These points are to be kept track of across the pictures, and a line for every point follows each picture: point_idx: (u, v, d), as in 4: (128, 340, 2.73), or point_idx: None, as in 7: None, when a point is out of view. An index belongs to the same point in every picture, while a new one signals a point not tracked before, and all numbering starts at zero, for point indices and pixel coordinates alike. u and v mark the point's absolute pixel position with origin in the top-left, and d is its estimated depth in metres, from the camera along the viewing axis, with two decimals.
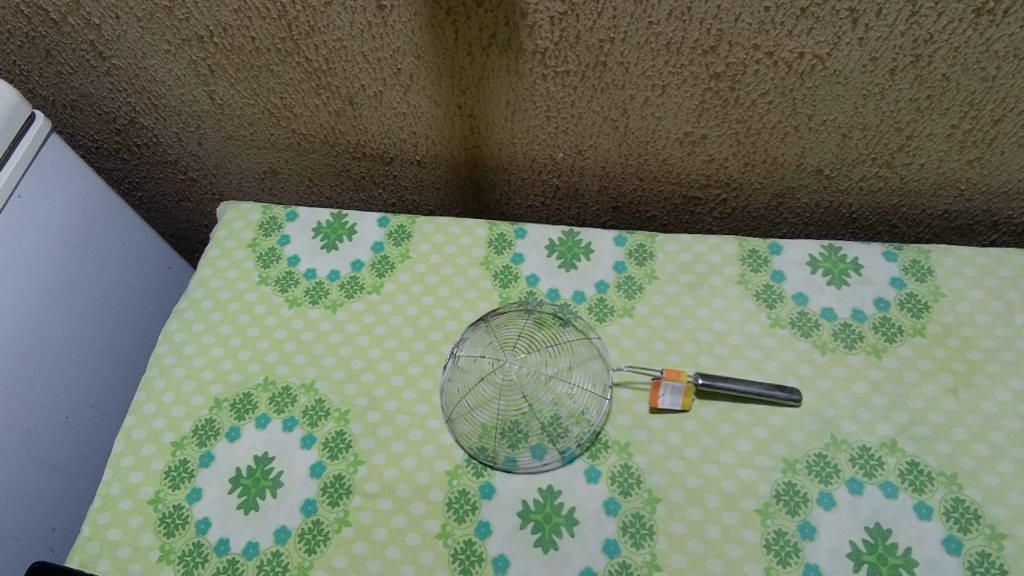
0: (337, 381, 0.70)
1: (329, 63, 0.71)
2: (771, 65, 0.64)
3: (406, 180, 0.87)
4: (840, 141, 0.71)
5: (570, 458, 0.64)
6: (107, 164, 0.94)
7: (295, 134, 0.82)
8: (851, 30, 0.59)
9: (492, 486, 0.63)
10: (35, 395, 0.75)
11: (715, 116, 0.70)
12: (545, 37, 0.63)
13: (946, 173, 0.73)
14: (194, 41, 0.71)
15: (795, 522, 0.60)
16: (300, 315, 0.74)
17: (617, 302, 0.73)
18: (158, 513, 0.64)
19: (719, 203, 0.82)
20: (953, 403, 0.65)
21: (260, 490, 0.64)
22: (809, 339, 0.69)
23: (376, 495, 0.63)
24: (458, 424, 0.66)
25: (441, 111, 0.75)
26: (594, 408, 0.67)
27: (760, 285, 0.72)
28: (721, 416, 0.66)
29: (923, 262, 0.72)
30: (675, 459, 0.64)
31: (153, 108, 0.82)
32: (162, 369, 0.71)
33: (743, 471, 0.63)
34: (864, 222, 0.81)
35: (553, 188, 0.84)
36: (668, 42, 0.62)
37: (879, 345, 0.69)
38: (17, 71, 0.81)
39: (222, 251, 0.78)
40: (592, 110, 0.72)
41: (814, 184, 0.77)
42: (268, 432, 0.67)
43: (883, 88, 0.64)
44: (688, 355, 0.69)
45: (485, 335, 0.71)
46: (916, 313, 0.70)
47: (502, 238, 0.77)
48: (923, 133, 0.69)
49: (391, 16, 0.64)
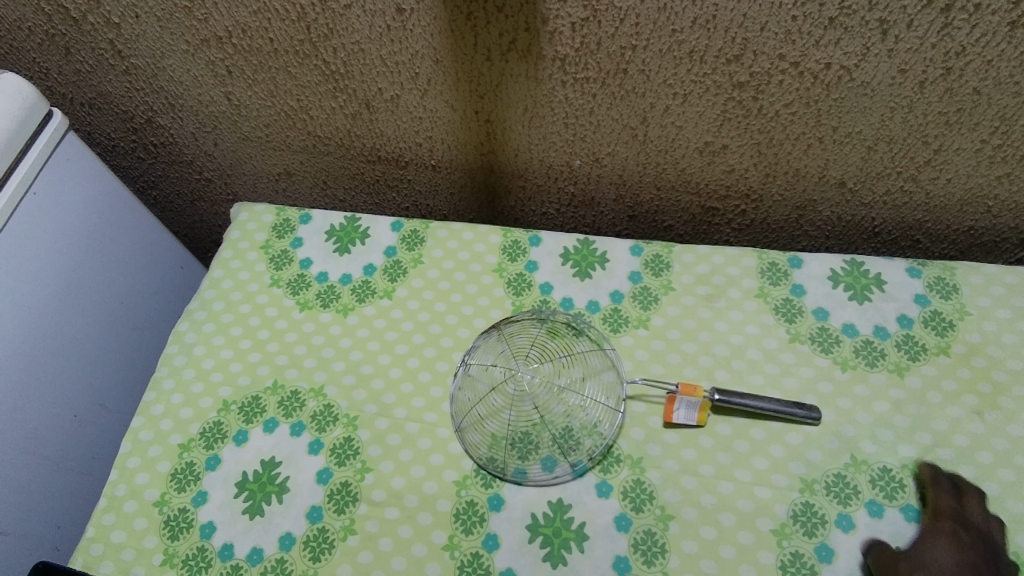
0: (347, 386, 0.69)
1: (347, 66, 0.70)
2: (796, 75, 0.62)
3: (420, 185, 0.87)
4: (865, 155, 0.70)
5: (580, 471, 0.63)
6: (124, 162, 0.95)
7: (310, 136, 0.82)
8: (880, 41, 0.57)
9: (501, 497, 0.62)
10: (45, 392, 0.75)
11: (737, 127, 0.69)
12: (566, 43, 0.62)
13: (974, 189, 0.71)
14: (213, 41, 0.71)
15: (812, 544, 0.59)
16: (311, 318, 0.73)
17: (632, 312, 0.71)
18: (163, 516, 0.63)
19: (737, 214, 0.81)
20: (978, 425, 0.63)
21: (266, 495, 0.63)
22: (829, 356, 0.68)
23: (383, 504, 0.62)
24: (468, 433, 0.65)
25: (457, 116, 0.74)
26: (607, 421, 0.65)
27: (779, 299, 0.71)
28: (737, 432, 0.64)
29: (948, 279, 0.70)
30: (689, 475, 0.62)
31: (170, 108, 0.82)
32: (171, 369, 0.71)
33: (759, 490, 0.61)
34: (887, 236, 0.79)
35: (569, 196, 0.83)
36: (691, 51, 0.61)
37: (901, 363, 0.67)
38: (37, 68, 0.81)
39: (234, 252, 0.78)
40: (611, 118, 0.70)
41: (836, 198, 0.76)
42: (275, 436, 0.66)
43: (911, 101, 0.63)
44: (704, 369, 0.68)
45: (497, 343, 0.70)
46: (941, 331, 0.68)
47: (516, 245, 0.76)
48: (951, 148, 0.67)
49: (410, 19, 0.63)
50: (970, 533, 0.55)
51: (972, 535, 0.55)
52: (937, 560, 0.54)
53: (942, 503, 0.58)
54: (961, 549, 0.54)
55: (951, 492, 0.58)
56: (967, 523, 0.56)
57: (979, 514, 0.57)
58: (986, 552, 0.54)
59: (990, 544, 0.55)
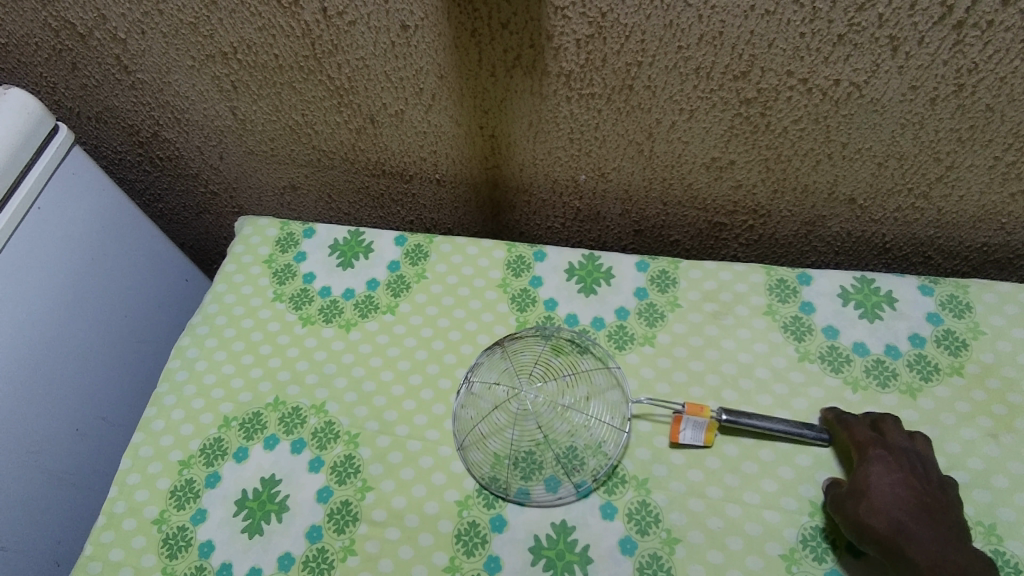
0: (348, 403, 0.68)
1: (351, 82, 0.70)
2: (804, 92, 0.61)
3: (424, 199, 0.86)
4: (875, 171, 0.69)
5: (585, 492, 0.61)
6: (130, 175, 0.95)
7: (315, 150, 0.81)
8: (891, 58, 0.57)
9: (503, 518, 0.61)
10: (48, 405, 0.75)
11: (745, 142, 0.68)
12: (571, 60, 0.62)
13: (987, 206, 0.70)
14: (218, 57, 0.71)
15: (822, 570, 0.57)
16: (314, 333, 0.73)
17: (638, 329, 0.70)
18: (162, 534, 0.62)
19: (745, 229, 0.80)
20: (992, 448, 0.61)
21: (266, 514, 0.62)
22: (839, 375, 0.66)
23: (383, 523, 0.61)
24: (470, 452, 0.64)
25: (461, 131, 0.74)
26: (612, 440, 0.64)
27: (787, 316, 0.70)
28: (745, 453, 0.63)
29: (961, 297, 0.68)
30: (695, 497, 0.61)
31: (176, 122, 0.82)
32: (173, 385, 0.70)
33: (768, 514, 0.60)
34: (898, 253, 0.78)
35: (574, 211, 0.82)
36: (697, 67, 0.61)
37: (913, 383, 0.65)
38: (44, 83, 0.82)
39: (238, 266, 0.78)
40: (617, 133, 0.70)
41: (846, 214, 0.75)
42: (275, 453, 0.65)
43: (922, 117, 0.62)
44: (711, 388, 0.67)
45: (501, 360, 0.69)
46: (954, 351, 0.66)
47: (520, 260, 0.75)
48: (963, 164, 0.66)
49: (415, 36, 0.63)
50: (894, 454, 0.57)
51: (897, 455, 0.57)
52: (876, 489, 0.55)
53: (861, 435, 0.59)
54: (893, 472, 0.56)
55: (868, 425, 0.61)
56: (888, 444, 0.58)
57: (896, 434, 0.59)
58: (913, 466, 0.57)
59: (914, 457, 0.58)
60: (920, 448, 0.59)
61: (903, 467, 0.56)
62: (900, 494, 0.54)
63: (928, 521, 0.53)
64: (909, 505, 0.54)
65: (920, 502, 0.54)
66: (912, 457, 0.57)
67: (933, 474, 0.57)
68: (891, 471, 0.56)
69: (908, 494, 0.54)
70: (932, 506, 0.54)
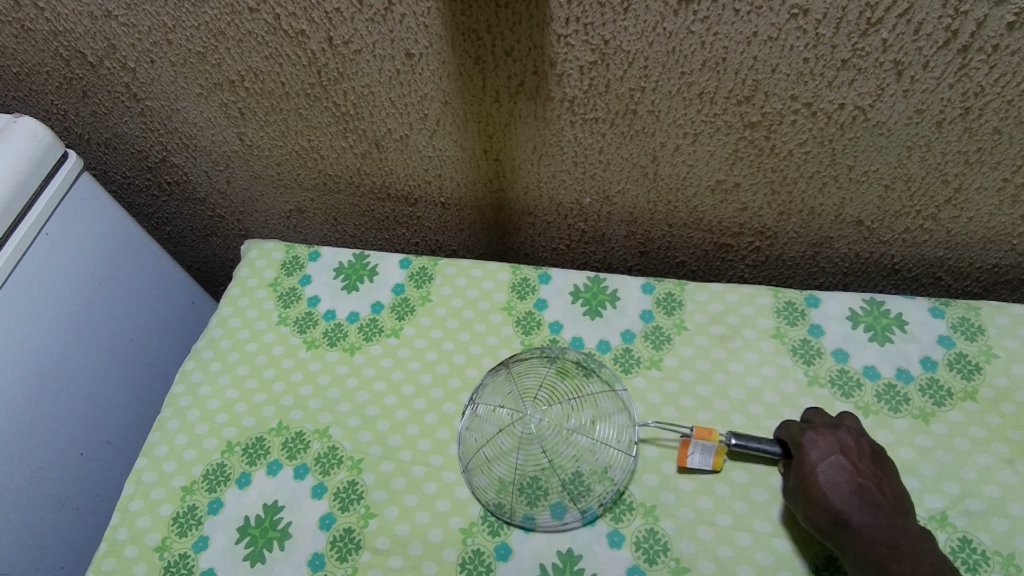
0: (352, 427, 0.67)
1: (356, 108, 0.71)
2: (809, 116, 0.61)
3: (429, 222, 0.87)
4: (882, 193, 0.68)
5: (591, 519, 0.60)
6: (138, 199, 0.96)
7: (321, 174, 0.82)
8: (896, 82, 0.56)
9: (509, 546, 0.60)
10: (53, 430, 0.74)
11: (749, 165, 0.68)
12: (574, 86, 0.62)
13: (997, 227, 0.69)
14: (225, 85, 0.72)
15: None
16: (318, 357, 0.73)
17: (644, 352, 0.70)
18: (163, 561, 0.62)
19: (752, 250, 0.79)
20: (1008, 475, 0.60)
21: (268, 541, 0.62)
22: (850, 400, 0.65)
23: (387, 551, 0.60)
24: (475, 477, 0.63)
25: (466, 155, 0.74)
26: (619, 466, 0.63)
27: (796, 339, 0.69)
28: (755, 479, 0.61)
29: (974, 319, 0.67)
30: (705, 525, 0.60)
31: (183, 147, 0.83)
32: (177, 410, 0.70)
33: (779, 543, 0.58)
34: (907, 274, 0.78)
35: (579, 233, 0.82)
36: (701, 92, 0.61)
37: (926, 408, 0.64)
38: (54, 110, 0.83)
39: (244, 290, 0.78)
40: (620, 157, 0.70)
41: (853, 235, 0.74)
42: (278, 479, 0.65)
43: (929, 140, 0.61)
44: (719, 413, 0.66)
45: (505, 382, 0.69)
46: (967, 374, 0.65)
47: (525, 283, 0.75)
48: (972, 186, 0.65)
49: (419, 63, 0.64)
50: (823, 435, 0.58)
51: (826, 436, 0.58)
52: (814, 477, 0.56)
53: (792, 427, 0.60)
54: (826, 456, 0.57)
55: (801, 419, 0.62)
56: (815, 426, 0.59)
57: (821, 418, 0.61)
58: (843, 444, 0.57)
59: (844, 433, 0.58)
60: (848, 424, 0.60)
61: (834, 448, 0.57)
62: (834, 480, 0.55)
63: (872, 515, 0.53)
64: (844, 489, 0.54)
65: (854, 484, 0.55)
66: (841, 434, 0.58)
67: (863, 444, 0.58)
68: (824, 455, 0.57)
69: (842, 478, 0.55)
70: (868, 485, 0.55)
